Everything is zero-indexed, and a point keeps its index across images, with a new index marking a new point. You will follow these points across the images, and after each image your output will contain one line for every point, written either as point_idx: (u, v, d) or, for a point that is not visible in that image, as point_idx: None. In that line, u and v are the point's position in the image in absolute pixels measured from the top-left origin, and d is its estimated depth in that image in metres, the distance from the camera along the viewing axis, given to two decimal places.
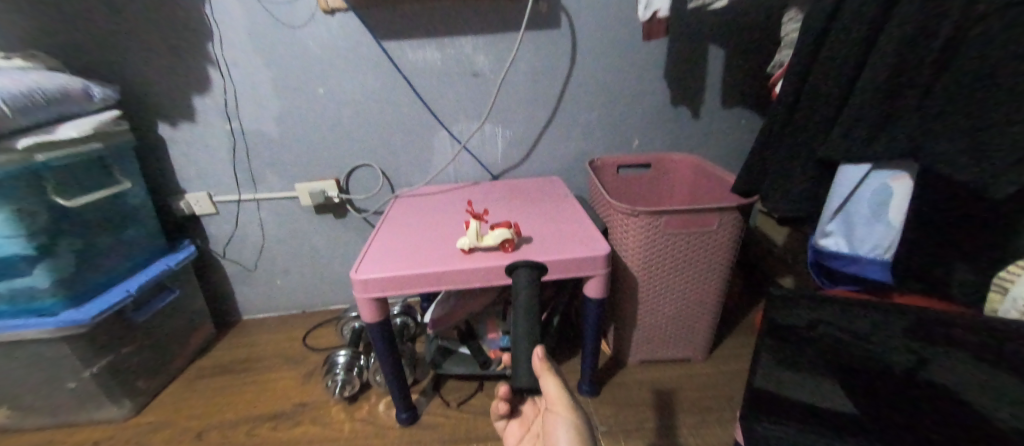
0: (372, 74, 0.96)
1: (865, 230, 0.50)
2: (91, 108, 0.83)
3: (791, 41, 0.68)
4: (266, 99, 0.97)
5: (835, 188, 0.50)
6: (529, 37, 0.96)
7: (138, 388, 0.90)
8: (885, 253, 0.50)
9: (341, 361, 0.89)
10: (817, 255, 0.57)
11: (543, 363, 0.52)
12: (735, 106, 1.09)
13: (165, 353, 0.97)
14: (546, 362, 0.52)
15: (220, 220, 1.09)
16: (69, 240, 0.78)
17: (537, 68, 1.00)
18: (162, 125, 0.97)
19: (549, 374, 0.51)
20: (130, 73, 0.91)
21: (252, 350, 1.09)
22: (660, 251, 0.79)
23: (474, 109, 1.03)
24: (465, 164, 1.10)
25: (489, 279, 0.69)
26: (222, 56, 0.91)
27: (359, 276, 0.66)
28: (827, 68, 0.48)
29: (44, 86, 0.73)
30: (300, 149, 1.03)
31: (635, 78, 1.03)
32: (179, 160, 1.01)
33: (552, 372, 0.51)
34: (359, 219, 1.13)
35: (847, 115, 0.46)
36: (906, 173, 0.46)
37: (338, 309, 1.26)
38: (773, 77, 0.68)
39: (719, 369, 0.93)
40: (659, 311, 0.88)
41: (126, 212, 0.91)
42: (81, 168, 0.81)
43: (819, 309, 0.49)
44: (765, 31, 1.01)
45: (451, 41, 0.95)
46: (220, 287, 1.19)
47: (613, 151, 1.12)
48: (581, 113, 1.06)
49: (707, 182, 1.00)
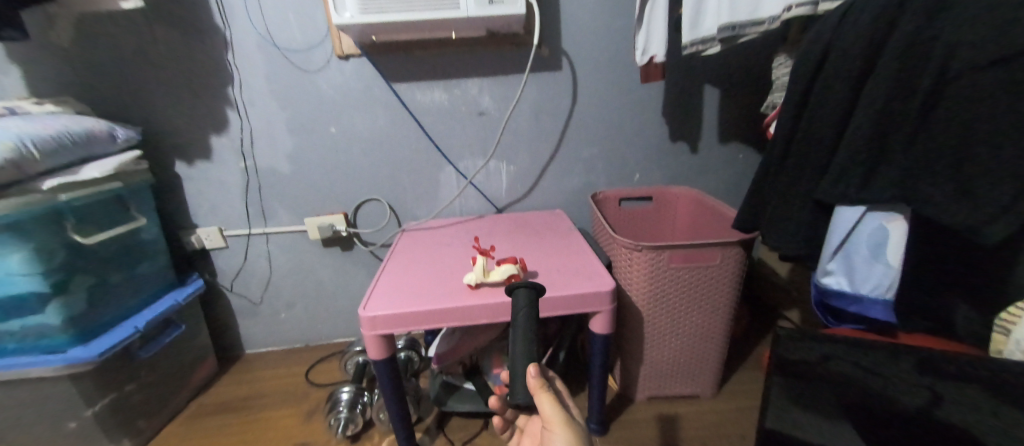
0: (382, 113, 1.01)
1: (865, 271, 0.52)
2: (114, 149, 0.86)
3: (782, 84, 0.72)
4: (281, 138, 1.01)
5: (834, 229, 0.51)
6: (532, 79, 1.01)
7: (138, 427, 0.89)
8: (886, 291, 0.53)
9: (345, 398, 0.88)
10: (820, 294, 0.58)
11: (537, 382, 0.49)
12: (732, 142, 1.13)
13: (167, 390, 0.96)
14: (541, 381, 0.50)
15: (229, 254, 1.11)
16: (82, 277, 0.79)
17: (540, 107, 1.04)
18: (179, 163, 1.00)
19: (544, 394, 0.49)
20: (152, 115, 0.96)
21: (253, 386, 1.08)
22: (665, 285, 0.80)
23: (479, 146, 1.07)
24: (471, 198, 1.12)
25: (496, 315, 0.69)
26: (241, 99, 0.96)
27: (367, 313, 0.66)
28: (817, 115, 0.51)
29: (72, 130, 0.77)
30: (311, 185, 1.06)
31: (634, 115, 1.07)
32: (193, 196, 1.04)
33: (546, 391, 0.49)
34: (366, 252, 1.15)
35: (840, 159, 0.48)
36: (900, 216, 0.48)
37: (342, 342, 1.25)
38: (767, 118, 0.70)
39: (729, 406, 0.91)
40: (666, 346, 0.87)
41: (139, 247, 0.93)
42: (99, 206, 0.84)
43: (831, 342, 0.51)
44: (757, 71, 1.06)
45: (457, 83, 1.00)
46: (225, 321, 1.19)
47: (615, 185, 1.15)
48: (582, 149, 1.10)
49: (707, 215, 1.02)
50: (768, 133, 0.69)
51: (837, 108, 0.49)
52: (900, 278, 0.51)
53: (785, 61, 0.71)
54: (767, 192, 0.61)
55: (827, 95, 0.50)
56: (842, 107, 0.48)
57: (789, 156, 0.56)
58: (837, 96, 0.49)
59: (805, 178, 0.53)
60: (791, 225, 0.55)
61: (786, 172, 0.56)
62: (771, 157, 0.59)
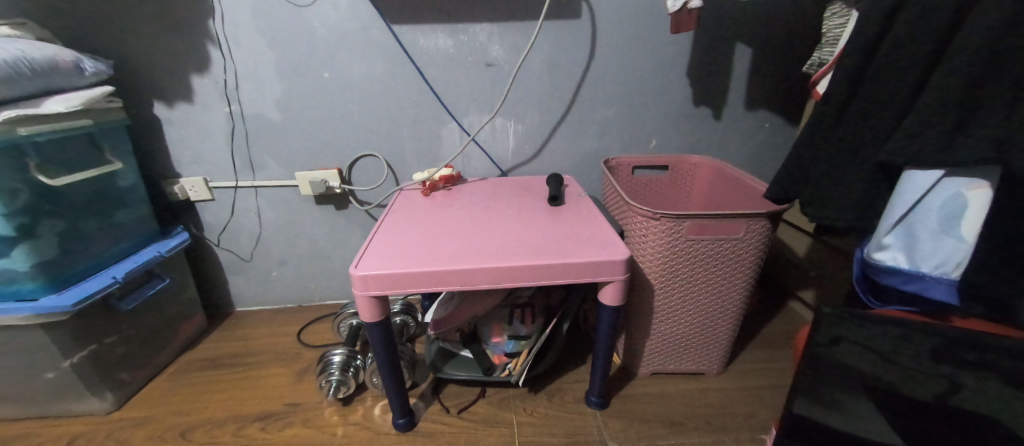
0: (381, 59, 0.91)
1: (930, 246, 0.45)
2: (82, 83, 0.78)
3: (833, 36, 0.61)
4: (268, 83, 0.92)
5: (897, 197, 0.45)
6: (548, 26, 0.91)
7: (122, 380, 0.85)
8: (953, 270, 0.45)
9: (337, 360, 0.84)
10: (870, 270, 0.53)
11: None
12: (760, 109, 1.05)
13: (153, 345, 0.93)
14: None
15: (216, 207, 1.05)
16: (51, 221, 0.73)
17: (554, 60, 0.95)
18: (158, 104, 0.92)
19: None
20: (127, 49, 0.86)
21: (243, 345, 1.04)
22: (681, 256, 0.74)
23: (486, 101, 0.98)
24: (474, 158, 1.05)
25: (499, 280, 0.64)
26: (224, 35, 0.87)
27: (359, 272, 0.60)
28: (889, 66, 0.43)
29: (30, 55, 0.68)
30: (302, 136, 0.98)
31: (657, 74, 0.98)
32: (175, 142, 0.96)
33: None
34: (361, 212, 1.09)
35: (916, 117, 0.41)
36: (986, 183, 0.40)
37: (336, 304, 1.21)
38: (817, 75, 0.61)
39: (735, 385, 0.88)
40: (675, 321, 0.83)
41: (115, 194, 0.86)
42: (68, 145, 0.76)
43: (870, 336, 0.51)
44: (792, 32, 0.97)
45: (465, 28, 0.90)
46: (214, 277, 1.14)
47: (629, 151, 1.07)
48: (597, 110, 1.01)
49: (726, 186, 0.95)
50: (817, 93, 0.61)
51: (920, 53, 0.41)
52: (972, 257, 0.43)
53: (841, 8, 0.60)
54: (815, 153, 0.53)
55: (909, 36, 0.41)
56: (930, 52, 0.40)
57: (849, 111, 0.48)
58: (923, 37, 0.40)
59: (869, 136, 0.46)
60: (842, 192, 0.49)
61: (844, 130, 0.48)
62: (823, 116, 0.51)
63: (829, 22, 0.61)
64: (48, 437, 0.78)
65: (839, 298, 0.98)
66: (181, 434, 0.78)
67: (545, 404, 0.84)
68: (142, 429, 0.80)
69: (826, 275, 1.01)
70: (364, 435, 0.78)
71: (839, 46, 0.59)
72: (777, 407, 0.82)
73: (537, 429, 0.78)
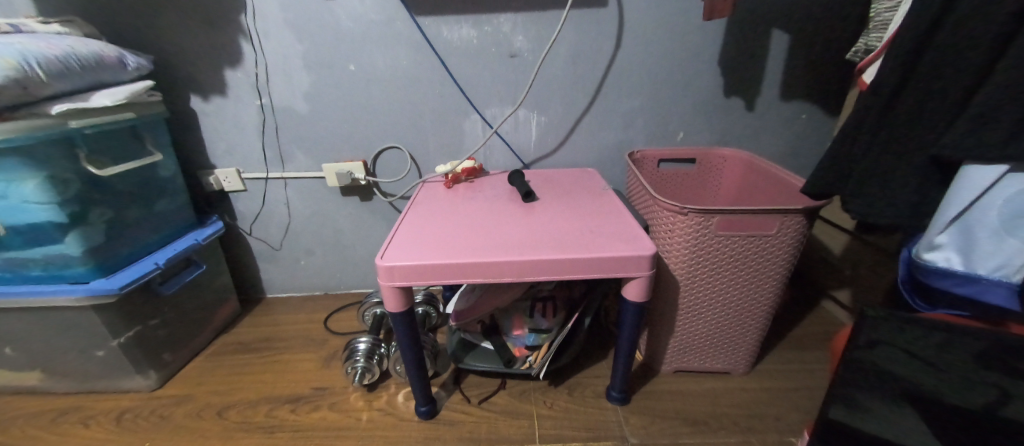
0: (405, 50, 0.92)
1: (989, 247, 0.42)
2: (125, 77, 0.81)
3: (884, 19, 0.56)
4: (296, 76, 0.94)
5: (955, 193, 0.42)
6: (574, 15, 0.89)
7: (164, 360, 0.90)
8: (1015, 273, 0.42)
9: (362, 347, 0.86)
10: (916, 272, 0.50)
11: None
12: (796, 99, 1.00)
13: (191, 327, 0.98)
14: None
15: (248, 197, 1.08)
16: (99, 209, 0.77)
17: (579, 50, 0.93)
18: (194, 97, 0.96)
19: None
20: (166, 45, 0.90)
21: (274, 330, 1.09)
22: (709, 252, 0.72)
23: (509, 93, 0.97)
24: (496, 151, 1.04)
25: (522, 273, 0.64)
26: (255, 29, 0.89)
27: (385, 263, 0.61)
28: (945, 57, 0.40)
29: (78, 51, 0.72)
30: (328, 128, 1.00)
31: (686, 62, 0.94)
32: (210, 133, 1.00)
33: None
34: (385, 204, 1.10)
35: (974, 112, 0.38)
36: None
37: (359, 293, 1.24)
38: (863, 63, 0.57)
39: (763, 385, 0.86)
40: (701, 318, 0.81)
41: (157, 184, 0.91)
42: (114, 138, 0.80)
43: (915, 342, 0.48)
44: (834, 18, 0.92)
45: (489, 18, 0.89)
46: (246, 264, 1.19)
47: (655, 144, 1.04)
48: (622, 101, 0.99)
49: (757, 180, 0.91)
50: (863, 83, 0.57)
51: (984, 41, 0.37)
52: None
53: None
54: (860, 147, 0.50)
55: (975, 19, 0.38)
56: (996, 40, 0.37)
57: (903, 99, 0.45)
58: (987, 22, 0.37)
59: (923, 130, 0.43)
60: (888, 190, 0.47)
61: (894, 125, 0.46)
62: (870, 109, 0.48)
63: (879, 4, 0.56)
64: (98, 411, 0.83)
65: (878, 299, 0.93)
66: (218, 412, 0.83)
67: (565, 398, 0.84)
68: (182, 407, 0.84)
69: (866, 275, 0.96)
70: (387, 420, 0.80)
71: (889, 30, 0.55)
72: (808, 410, 0.79)
73: (558, 422, 0.78)
